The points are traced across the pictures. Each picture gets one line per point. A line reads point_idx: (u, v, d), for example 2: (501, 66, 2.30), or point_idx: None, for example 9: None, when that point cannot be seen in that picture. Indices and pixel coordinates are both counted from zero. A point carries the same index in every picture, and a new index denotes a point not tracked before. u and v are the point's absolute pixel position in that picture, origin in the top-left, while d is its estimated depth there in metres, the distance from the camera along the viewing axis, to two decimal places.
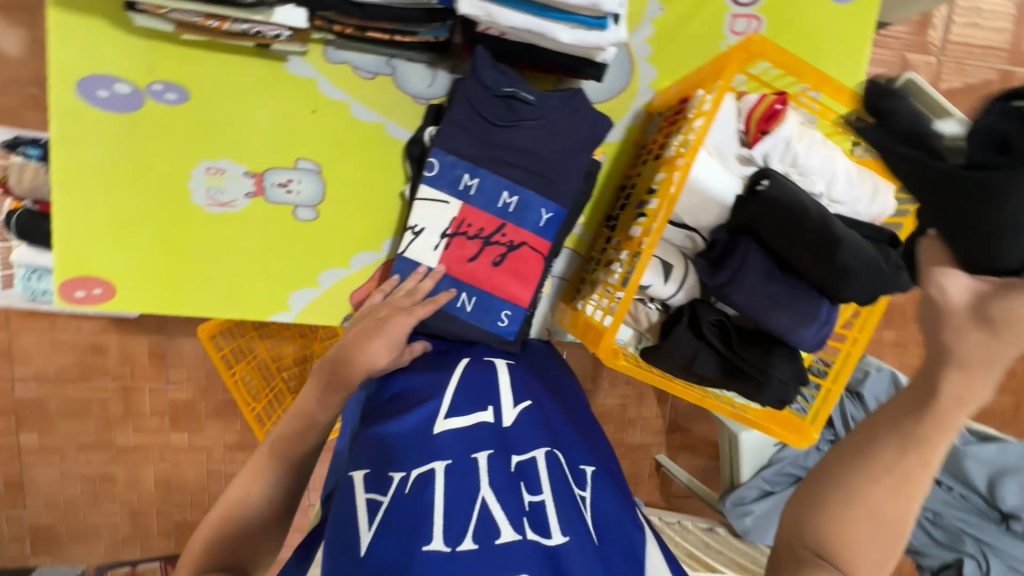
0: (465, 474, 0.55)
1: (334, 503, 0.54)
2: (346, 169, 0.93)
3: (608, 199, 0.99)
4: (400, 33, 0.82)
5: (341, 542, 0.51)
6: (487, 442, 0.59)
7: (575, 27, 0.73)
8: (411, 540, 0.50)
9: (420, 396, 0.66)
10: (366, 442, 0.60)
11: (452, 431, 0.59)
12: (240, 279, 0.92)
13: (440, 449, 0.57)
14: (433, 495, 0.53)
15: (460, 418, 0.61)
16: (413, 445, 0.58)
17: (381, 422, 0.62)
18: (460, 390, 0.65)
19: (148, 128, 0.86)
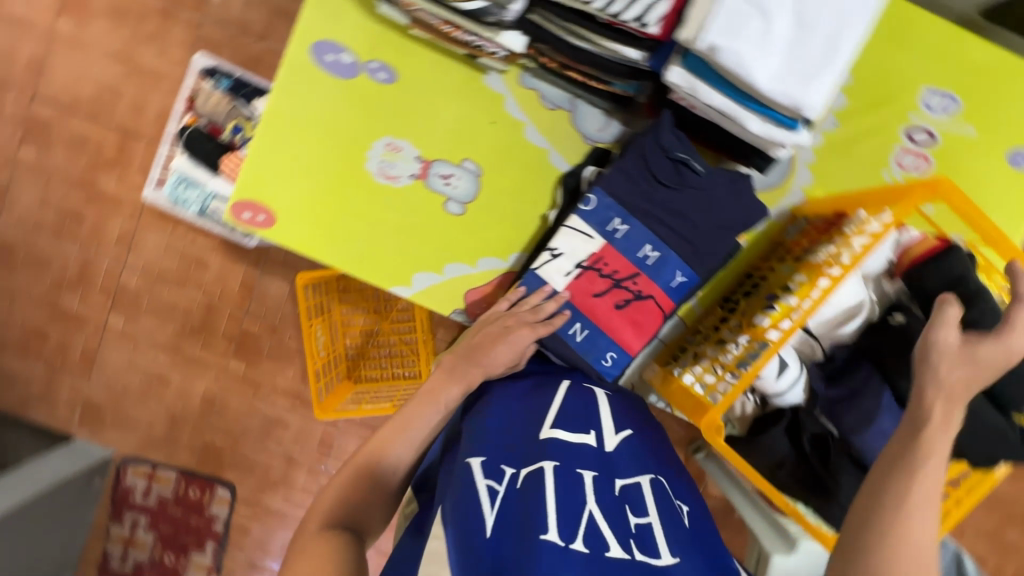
0: (574, 484, 0.58)
1: (452, 486, 0.58)
2: (502, 180, 1.00)
3: (731, 282, 1.01)
4: (595, 79, 0.90)
5: (464, 520, 0.54)
6: (591, 462, 0.62)
7: (767, 121, 0.77)
8: (529, 530, 0.53)
9: (529, 403, 0.70)
10: (474, 431, 0.65)
11: (558, 441, 0.63)
12: (377, 246, 1.00)
13: (548, 454, 0.61)
14: (546, 492, 0.57)
15: (567, 432, 0.65)
16: (522, 448, 0.63)
17: (486, 417, 0.68)
18: (563, 408, 0.69)
19: (353, 96, 0.97)
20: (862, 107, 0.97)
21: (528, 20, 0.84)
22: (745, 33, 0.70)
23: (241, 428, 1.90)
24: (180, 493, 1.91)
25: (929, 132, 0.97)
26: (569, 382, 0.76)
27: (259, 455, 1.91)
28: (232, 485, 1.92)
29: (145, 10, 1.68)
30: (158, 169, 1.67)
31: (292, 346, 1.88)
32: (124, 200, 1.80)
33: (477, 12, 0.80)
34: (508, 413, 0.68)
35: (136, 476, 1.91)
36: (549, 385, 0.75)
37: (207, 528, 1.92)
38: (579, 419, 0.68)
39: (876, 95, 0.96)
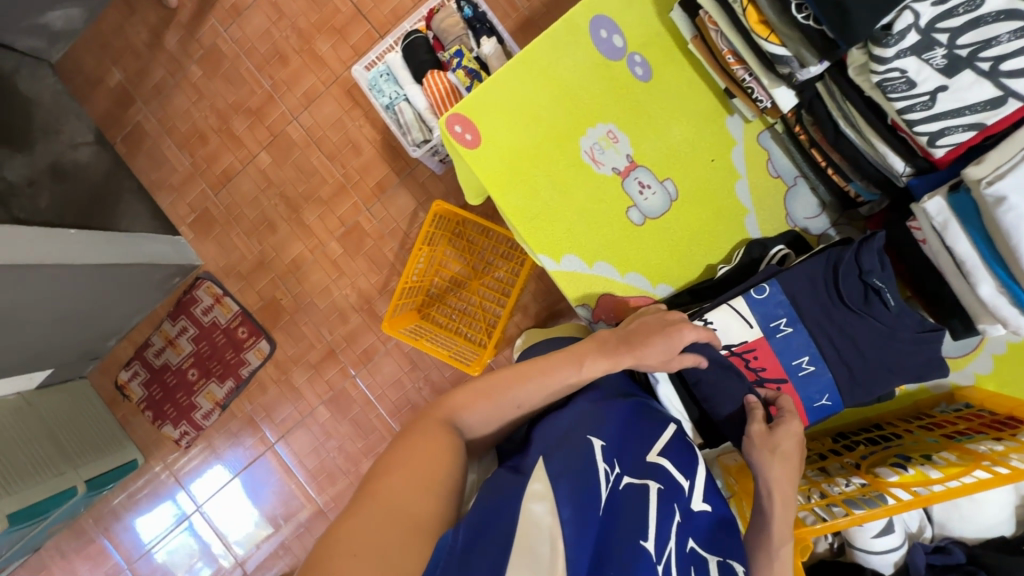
0: (666, 517, 0.60)
1: (571, 447, 0.63)
2: (691, 214, 1.00)
3: (853, 422, 0.96)
4: (837, 169, 0.89)
5: (578, 488, 0.57)
6: (681, 508, 0.64)
7: (1002, 290, 0.74)
8: (631, 532, 0.57)
9: (640, 424, 0.72)
10: (592, 420, 0.69)
11: (665, 470, 0.66)
12: (551, 213, 1.02)
13: (656, 476, 0.65)
14: (649, 508, 0.60)
15: (671, 468, 0.67)
16: (632, 459, 0.66)
17: (603, 412, 0.71)
18: (671, 445, 0.71)
19: (605, 75, 1.00)
20: None
21: (813, 87, 0.83)
22: None
23: (309, 301, 2.00)
24: (231, 327, 2.04)
25: None
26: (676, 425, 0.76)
27: (310, 333, 2.01)
28: (274, 345, 2.03)
29: None
30: (373, 53, 1.80)
31: (388, 257, 1.97)
32: (327, 65, 1.94)
33: (776, 57, 0.80)
34: (622, 423, 0.71)
35: (205, 293, 2.05)
36: (658, 419, 0.76)
37: (234, 368, 2.04)
38: (684, 462, 0.70)
39: None
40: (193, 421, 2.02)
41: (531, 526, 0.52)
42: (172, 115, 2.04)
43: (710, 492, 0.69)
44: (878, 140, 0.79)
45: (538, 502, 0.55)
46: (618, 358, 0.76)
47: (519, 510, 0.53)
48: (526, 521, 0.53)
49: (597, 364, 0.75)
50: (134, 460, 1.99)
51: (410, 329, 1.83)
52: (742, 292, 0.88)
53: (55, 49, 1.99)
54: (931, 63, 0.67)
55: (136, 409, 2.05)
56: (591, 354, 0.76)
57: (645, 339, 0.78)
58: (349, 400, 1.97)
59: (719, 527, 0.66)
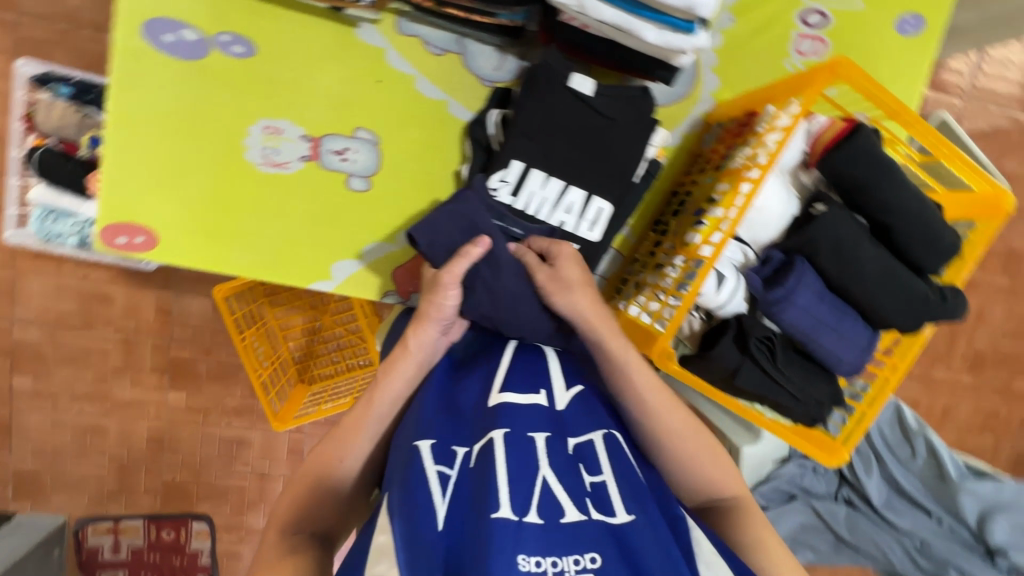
0: (525, 450, 0.53)
1: (397, 472, 0.54)
2: (402, 143, 0.92)
3: (657, 204, 0.99)
4: (478, 12, 0.82)
5: (411, 516, 0.49)
6: (542, 424, 0.57)
7: (662, 27, 0.73)
8: (480, 510, 0.48)
9: (474, 377, 0.65)
10: (416, 417, 0.60)
11: (507, 405, 0.58)
12: (283, 241, 0.91)
13: (497, 421, 0.56)
14: (496, 466, 0.51)
15: (515, 395, 0.59)
16: (472, 426, 0.58)
17: (432, 398, 0.62)
18: (510, 371, 0.64)
19: (209, 79, 0.84)
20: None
21: None
22: None
23: (201, 458, 1.77)
24: (153, 539, 1.79)
25: (822, 12, 0.95)
26: (517, 342, 0.71)
27: (227, 482, 1.81)
28: (208, 516, 1.81)
29: None
30: (12, 203, 1.41)
31: (231, 363, 1.74)
32: None
33: None
34: (451, 393, 0.63)
35: (98, 535, 1.76)
36: (494, 350, 0.69)
37: (193, 565, 1.82)
38: (529, 379, 0.62)
39: None
40: None
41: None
42: None
43: (572, 379, 0.65)
44: None
45: (381, 560, 0.48)
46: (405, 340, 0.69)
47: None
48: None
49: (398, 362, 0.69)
50: None
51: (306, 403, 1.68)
52: None
53: None
54: None
55: None
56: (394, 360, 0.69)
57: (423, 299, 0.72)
58: None
59: (593, 407, 0.62)
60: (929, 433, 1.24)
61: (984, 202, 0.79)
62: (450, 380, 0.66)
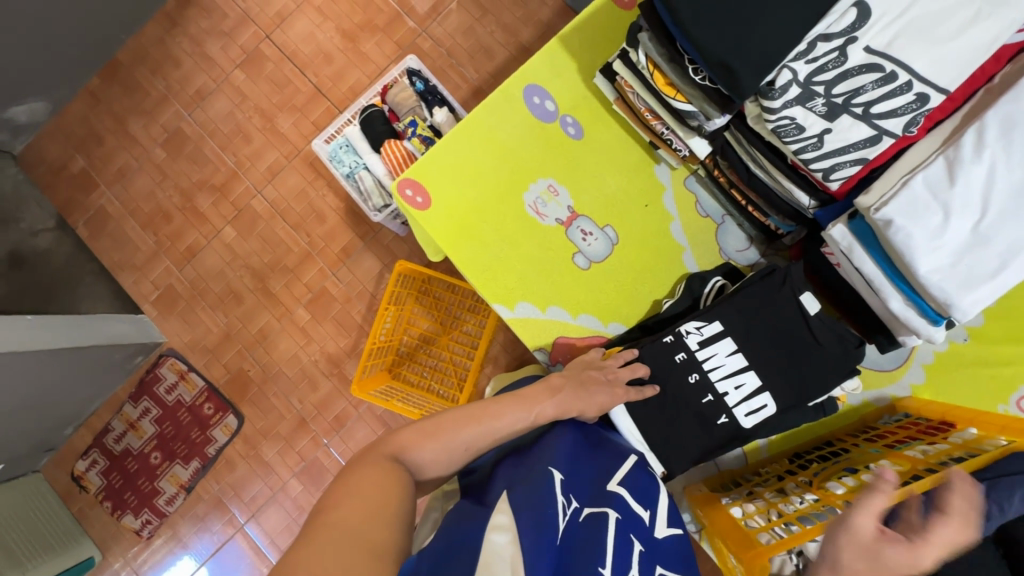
0: (626, 543, 0.70)
1: (536, 478, 0.71)
2: (632, 254, 1.08)
3: (806, 442, 1.01)
4: (755, 206, 0.99)
5: (540, 521, 0.65)
6: (641, 537, 0.72)
7: (909, 304, 0.82)
8: (589, 558, 0.66)
9: (601, 460, 0.81)
10: (551, 451, 0.76)
11: (622, 498, 0.75)
12: (502, 264, 1.08)
13: (613, 505, 0.74)
14: (605, 536, 0.69)
15: (628, 496, 0.76)
16: (590, 494, 0.75)
17: (572, 448, 0.79)
18: (630, 475, 0.79)
19: (541, 136, 1.09)
20: (996, 335, 0.95)
21: (722, 136, 0.94)
22: (924, 223, 0.74)
23: (277, 371, 1.95)
24: (197, 404, 1.96)
25: None
26: (636, 457, 0.83)
27: (278, 403, 1.95)
28: (243, 419, 1.95)
29: (381, 6, 1.94)
30: (333, 126, 1.86)
31: (356, 320, 1.95)
32: (288, 139, 1.98)
33: (686, 113, 0.91)
34: (579, 457, 0.79)
35: (169, 370, 1.98)
36: (617, 453, 0.83)
37: (201, 447, 1.94)
38: (643, 493, 0.78)
39: (1017, 328, 0.94)
40: (155, 508, 1.92)
41: (493, 557, 0.60)
42: (135, 197, 2.03)
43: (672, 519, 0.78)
44: (783, 178, 0.89)
45: (499, 533, 0.63)
46: (564, 403, 0.81)
47: (482, 540, 0.62)
48: (487, 549, 0.61)
49: (547, 409, 0.79)
50: (92, 558, 1.88)
51: (381, 389, 1.78)
52: (644, 343, 0.95)
53: (17, 140, 2.01)
54: (813, 110, 0.77)
55: (94, 501, 1.95)
56: (541, 402, 0.79)
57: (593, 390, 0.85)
58: (321, 470, 1.90)
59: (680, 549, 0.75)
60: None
61: None
62: (576, 452, 0.79)
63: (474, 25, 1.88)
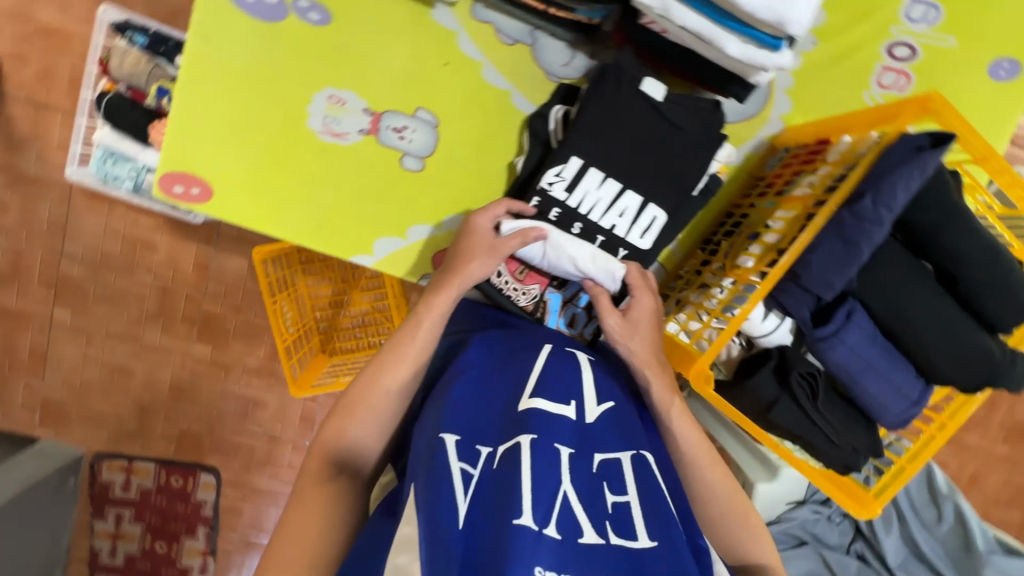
0: (550, 460, 0.52)
1: (424, 467, 0.53)
2: (461, 127, 0.91)
3: (710, 219, 0.97)
4: (556, 6, 0.80)
5: (434, 506, 0.49)
6: (569, 439, 0.56)
7: (745, 41, 0.71)
8: (503, 515, 0.48)
9: (504, 376, 0.64)
10: (438, 409, 0.59)
11: (538, 410, 0.57)
12: (334, 212, 0.92)
13: (527, 427, 0.55)
14: (521, 469, 0.51)
15: (546, 401, 0.58)
16: (499, 428, 0.57)
17: (464, 387, 0.62)
18: (543, 374, 0.63)
19: (284, 42, 0.84)
20: (844, 24, 0.88)
21: None
22: None
23: (216, 414, 1.68)
24: (162, 484, 1.72)
25: (910, 46, 0.89)
26: (551, 346, 0.70)
27: (237, 441, 1.70)
28: (217, 470, 1.73)
29: None
30: (77, 144, 1.34)
31: (262, 324, 1.64)
32: (43, 177, 1.51)
33: None
34: (478, 390, 0.62)
35: (111, 472, 1.70)
36: (528, 351, 0.68)
37: (196, 515, 1.75)
38: (561, 386, 0.62)
39: (858, 6, 0.87)
40: None
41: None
42: None
43: (603, 394, 0.64)
44: None
45: (402, 552, 0.50)
46: (448, 286, 0.75)
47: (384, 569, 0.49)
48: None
49: (433, 303, 0.73)
50: None
51: (326, 374, 1.59)
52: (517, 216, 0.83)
53: None
54: None
55: None
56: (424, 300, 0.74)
57: (460, 251, 0.78)
58: None
59: (624, 428, 0.60)
60: (958, 499, 1.29)
61: None
62: (480, 380, 0.63)
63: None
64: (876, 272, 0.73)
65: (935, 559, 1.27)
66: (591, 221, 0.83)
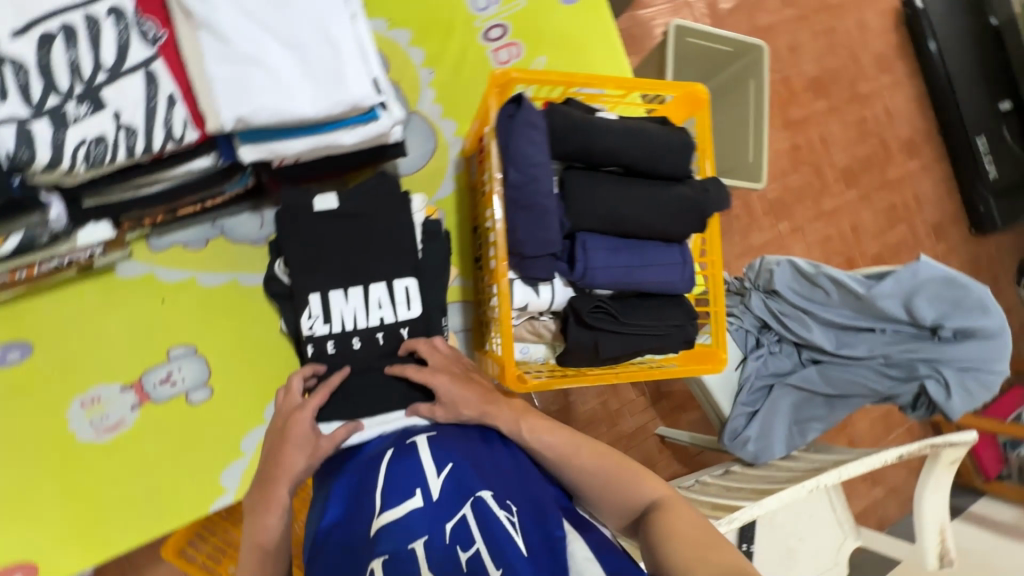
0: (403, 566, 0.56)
1: None
2: (216, 335, 0.92)
3: (467, 242, 1.05)
4: (206, 199, 0.86)
5: None
6: (421, 528, 0.59)
7: (353, 129, 0.79)
8: None
9: (358, 506, 0.65)
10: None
11: (386, 528, 0.59)
12: (162, 488, 0.88)
13: (378, 549, 0.58)
14: None
15: (392, 510, 0.61)
16: (362, 556, 0.60)
17: (327, 542, 0.64)
18: (386, 483, 0.64)
19: (5, 395, 0.83)
20: (440, 44, 1.06)
21: (87, 210, 0.77)
22: (253, 91, 0.70)
23: None
24: None
25: (498, 25, 1.08)
26: (391, 450, 0.70)
27: None
28: None
29: None
30: None
31: None
32: None
33: (23, 244, 0.73)
34: (337, 536, 0.64)
35: None
36: (372, 469, 0.69)
37: None
38: (401, 485, 0.63)
39: (439, 26, 1.06)
40: None
41: None
42: None
43: (442, 462, 0.66)
44: (165, 172, 0.76)
45: None
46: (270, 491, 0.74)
47: None
48: None
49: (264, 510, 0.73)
50: None
51: None
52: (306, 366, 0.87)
53: None
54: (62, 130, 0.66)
55: None
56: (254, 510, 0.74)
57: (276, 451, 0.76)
58: None
59: (466, 484, 0.64)
60: (824, 269, 1.40)
61: (689, 100, 0.92)
62: (342, 518, 0.66)
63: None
64: (574, 203, 0.83)
65: (852, 317, 1.43)
66: (364, 327, 0.87)
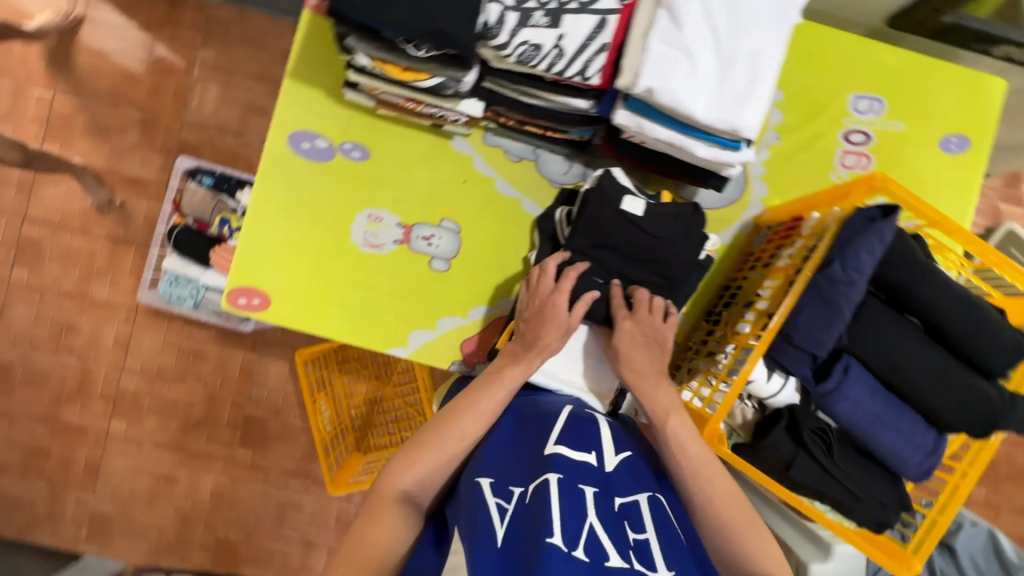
0: (574, 499, 0.60)
1: (468, 498, 0.64)
2: (482, 233, 0.99)
3: (710, 292, 1.02)
4: (553, 129, 0.92)
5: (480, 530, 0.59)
6: (593, 478, 0.64)
7: (710, 145, 0.81)
8: (536, 534, 0.56)
9: (535, 431, 0.71)
10: (478, 454, 0.70)
11: (561, 457, 0.64)
12: (372, 316, 0.99)
13: (552, 466, 0.63)
14: (550, 509, 0.58)
15: (570, 448, 0.66)
16: (527, 467, 0.66)
17: (501, 439, 0.72)
18: (568, 429, 0.69)
19: (331, 175, 0.97)
20: (802, 120, 1.01)
21: (484, 88, 0.86)
22: (677, 73, 0.74)
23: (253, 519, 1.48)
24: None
25: (865, 132, 1.01)
26: (570, 408, 0.75)
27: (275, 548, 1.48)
28: None
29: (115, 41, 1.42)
30: (151, 267, 1.35)
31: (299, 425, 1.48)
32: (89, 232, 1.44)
33: (436, 87, 0.83)
34: (512, 443, 0.71)
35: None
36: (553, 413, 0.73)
37: None
38: (586, 440, 0.68)
39: (807, 105, 1.01)
40: None
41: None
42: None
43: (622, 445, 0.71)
44: (553, 95, 0.83)
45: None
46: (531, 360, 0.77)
47: None
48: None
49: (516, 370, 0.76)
50: None
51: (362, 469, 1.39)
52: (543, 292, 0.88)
53: None
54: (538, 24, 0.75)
55: None
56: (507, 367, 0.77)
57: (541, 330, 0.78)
58: None
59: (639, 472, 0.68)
60: None
61: None
62: (518, 434, 0.72)
63: (231, 54, 1.43)
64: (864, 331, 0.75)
65: None
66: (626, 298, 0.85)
